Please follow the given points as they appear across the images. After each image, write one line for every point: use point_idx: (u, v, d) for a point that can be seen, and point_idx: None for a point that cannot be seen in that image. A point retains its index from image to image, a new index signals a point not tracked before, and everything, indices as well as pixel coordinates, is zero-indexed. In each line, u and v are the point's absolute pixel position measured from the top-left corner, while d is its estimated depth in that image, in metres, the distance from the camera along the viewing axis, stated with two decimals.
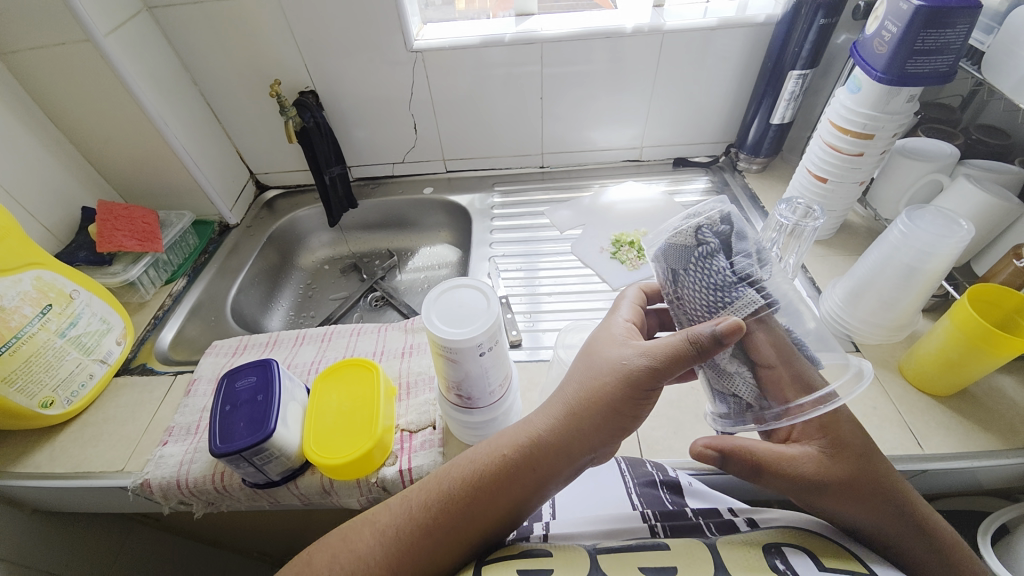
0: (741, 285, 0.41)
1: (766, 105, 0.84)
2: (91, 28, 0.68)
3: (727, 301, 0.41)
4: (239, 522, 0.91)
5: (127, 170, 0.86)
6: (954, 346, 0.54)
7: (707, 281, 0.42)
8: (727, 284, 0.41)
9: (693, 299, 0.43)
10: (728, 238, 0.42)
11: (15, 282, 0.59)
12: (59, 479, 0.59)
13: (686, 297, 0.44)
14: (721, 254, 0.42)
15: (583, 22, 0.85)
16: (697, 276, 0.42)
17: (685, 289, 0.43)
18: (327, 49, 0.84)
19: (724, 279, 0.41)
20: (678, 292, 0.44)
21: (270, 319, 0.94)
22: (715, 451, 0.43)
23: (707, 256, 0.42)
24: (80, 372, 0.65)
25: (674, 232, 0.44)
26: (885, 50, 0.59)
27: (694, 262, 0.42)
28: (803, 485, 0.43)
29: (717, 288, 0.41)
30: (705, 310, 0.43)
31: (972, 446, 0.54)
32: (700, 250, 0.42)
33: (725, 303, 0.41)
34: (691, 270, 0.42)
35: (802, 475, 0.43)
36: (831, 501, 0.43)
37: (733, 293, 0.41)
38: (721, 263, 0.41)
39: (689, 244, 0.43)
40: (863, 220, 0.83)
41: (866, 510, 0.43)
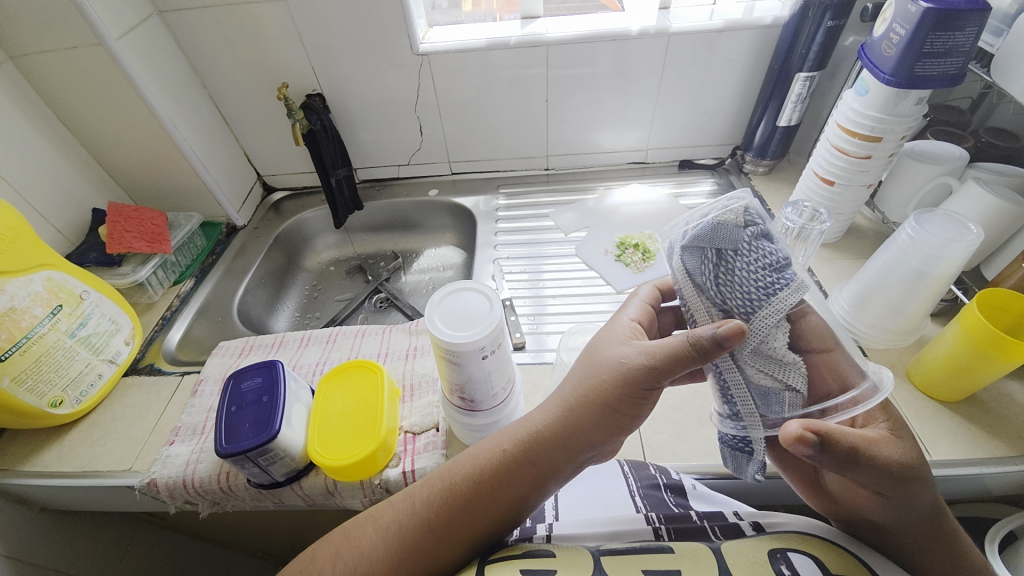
0: (789, 267, 0.40)
1: (773, 107, 0.84)
2: (102, 32, 0.69)
3: (781, 282, 0.40)
4: (243, 521, 0.92)
5: (137, 172, 0.87)
6: (962, 351, 0.54)
7: (760, 261, 0.40)
8: (778, 265, 0.40)
9: (743, 283, 0.40)
10: (767, 225, 0.42)
11: (26, 283, 0.60)
12: (67, 478, 0.60)
13: (734, 282, 0.41)
14: (766, 238, 0.41)
15: (588, 25, 0.85)
16: (749, 257, 0.40)
17: (732, 272, 0.41)
18: (334, 52, 0.85)
19: (775, 260, 0.40)
20: (721, 278, 0.41)
21: (276, 320, 0.95)
22: (813, 435, 0.36)
23: (758, 237, 0.40)
24: (89, 372, 0.66)
25: (718, 212, 0.42)
26: (893, 53, 0.58)
27: (747, 242, 0.40)
28: (888, 471, 0.38)
29: (771, 268, 0.40)
30: (755, 293, 0.40)
31: (980, 452, 0.54)
32: (751, 230, 0.41)
33: (780, 284, 0.39)
34: (743, 251, 0.40)
35: (890, 461, 0.38)
36: (901, 492, 0.39)
37: (785, 274, 0.40)
38: (769, 245, 0.40)
39: (740, 225, 0.41)
40: (870, 223, 0.82)
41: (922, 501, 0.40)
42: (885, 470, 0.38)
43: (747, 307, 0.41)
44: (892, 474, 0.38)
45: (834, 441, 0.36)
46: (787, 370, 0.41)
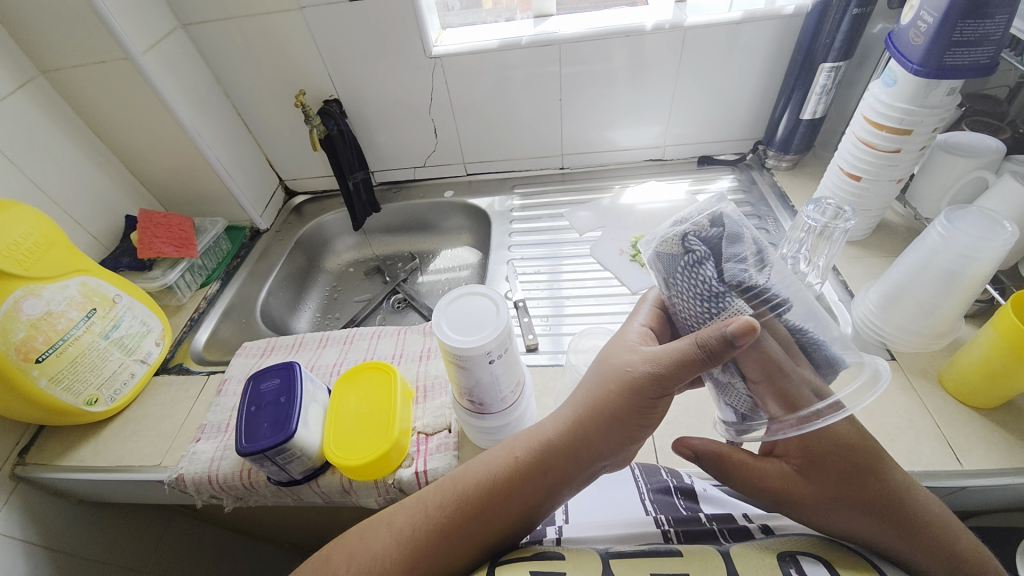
0: (730, 295, 0.38)
1: (796, 99, 0.81)
2: (129, 45, 0.72)
3: (719, 310, 0.38)
4: (268, 515, 0.96)
5: (165, 180, 0.91)
6: (997, 356, 0.51)
7: (695, 289, 0.39)
8: (716, 294, 0.38)
9: (685, 308, 0.41)
10: (718, 242, 0.39)
11: (62, 288, 0.64)
12: (102, 472, 0.64)
13: (680, 304, 0.41)
14: (710, 261, 0.38)
15: (602, 22, 0.84)
16: (687, 285, 0.39)
17: (678, 295, 0.41)
18: (351, 58, 0.86)
19: (712, 290, 0.38)
20: (674, 298, 0.42)
21: (298, 320, 0.97)
22: (691, 451, 0.47)
23: (696, 264, 0.38)
24: (122, 372, 0.69)
25: (661, 240, 0.41)
26: (921, 42, 0.55)
27: (682, 271, 0.39)
28: (776, 495, 0.45)
29: (705, 298, 0.38)
30: (698, 318, 0.41)
31: (1014, 461, 0.51)
32: (687, 258, 0.38)
33: (715, 313, 0.39)
34: (680, 279, 0.40)
35: (771, 487, 0.45)
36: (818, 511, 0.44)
37: (723, 302, 0.38)
38: (709, 272, 0.38)
39: (675, 254, 0.39)
40: (901, 219, 0.78)
41: (849, 515, 0.43)
42: (769, 492, 0.46)
43: (698, 325, 0.41)
44: (786, 496, 0.45)
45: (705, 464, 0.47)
46: (785, 374, 0.39)
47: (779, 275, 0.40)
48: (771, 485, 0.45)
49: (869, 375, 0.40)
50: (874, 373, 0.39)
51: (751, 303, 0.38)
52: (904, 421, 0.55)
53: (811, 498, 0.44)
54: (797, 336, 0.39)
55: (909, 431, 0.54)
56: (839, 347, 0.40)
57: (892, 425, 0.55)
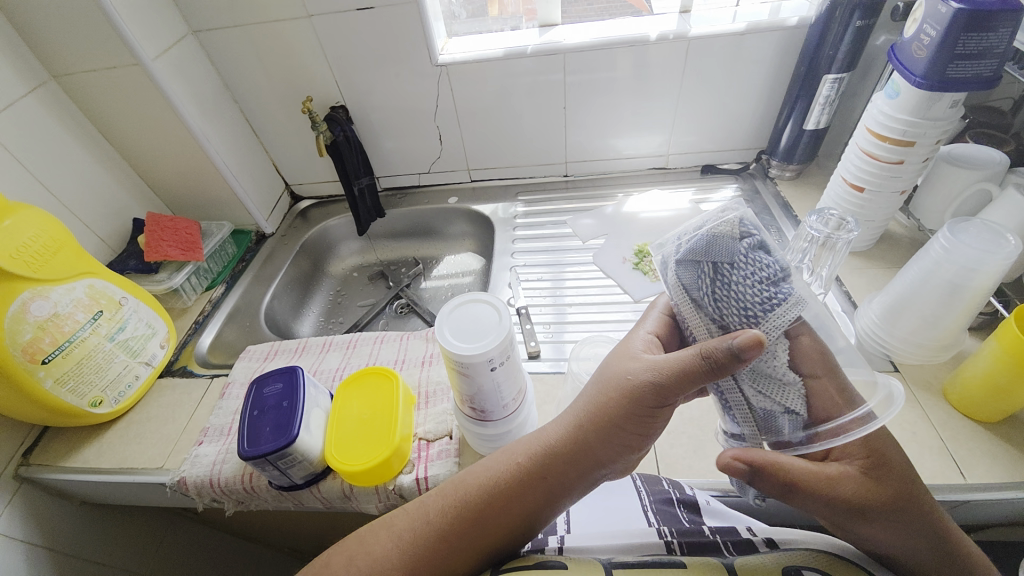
0: (784, 281, 0.39)
1: (799, 109, 0.81)
2: (139, 52, 0.73)
3: (777, 296, 0.38)
4: (268, 520, 0.96)
5: (172, 184, 0.92)
6: (1002, 371, 0.50)
7: (756, 274, 0.38)
8: (775, 277, 0.39)
9: (737, 298, 0.39)
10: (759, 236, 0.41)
11: (69, 290, 0.65)
12: (105, 474, 0.64)
13: (727, 297, 0.39)
14: (761, 250, 0.40)
15: (606, 31, 0.85)
16: (746, 269, 0.38)
17: (730, 284, 0.39)
18: (357, 65, 0.87)
19: (772, 274, 0.39)
20: (716, 291, 0.40)
21: (302, 324, 0.98)
22: (744, 465, 0.41)
23: (754, 248, 0.39)
24: (127, 374, 0.70)
25: (713, 225, 0.40)
26: (925, 54, 0.56)
27: (743, 254, 0.39)
28: (846, 507, 0.40)
29: (767, 281, 0.38)
30: (748, 311, 0.38)
31: (1019, 475, 0.50)
32: (746, 242, 0.39)
33: (775, 299, 0.38)
34: (737, 264, 0.39)
35: (841, 496, 0.39)
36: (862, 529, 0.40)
37: (781, 288, 0.38)
38: (767, 257, 0.39)
39: (734, 236, 0.39)
40: (905, 230, 0.78)
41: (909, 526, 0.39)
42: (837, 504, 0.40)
43: (743, 320, 0.39)
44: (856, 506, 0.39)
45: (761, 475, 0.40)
46: (785, 391, 0.40)
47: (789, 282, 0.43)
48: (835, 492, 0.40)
49: (883, 396, 0.39)
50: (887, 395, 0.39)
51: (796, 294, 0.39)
52: (907, 433, 0.55)
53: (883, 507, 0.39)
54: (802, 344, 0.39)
55: (912, 443, 0.54)
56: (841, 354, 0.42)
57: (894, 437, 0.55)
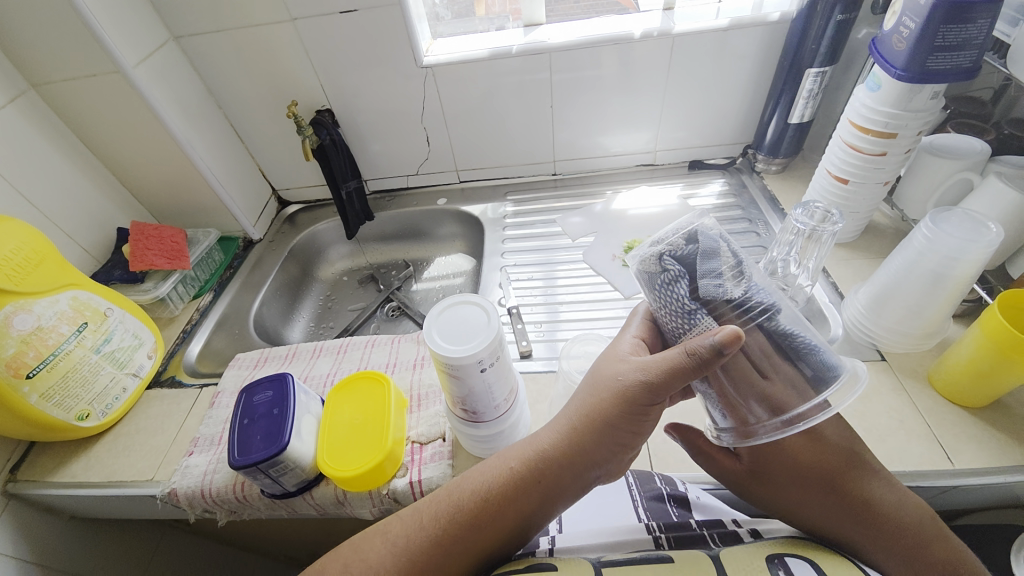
0: (702, 312, 0.39)
1: (784, 103, 0.82)
2: (119, 59, 0.72)
3: (691, 325, 0.40)
4: (263, 528, 0.95)
5: (157, 192, 0.91)
6: (984, 357, 0.51)
7: (669, 307, 0.40)
8: (688, 311, 0.39)
9: (664, 320, 0.43)
10: (694, 260, 0.39)
11: (52, 302, 0.64)
12: (94, 488, 0.63)
13: (660, 316, 0.43)
14: (684, 281, 0.39)
15: (591, 29, 0.85)
16: (662, 301, 0.40)
17: (658, 308, 0.42)
18: (342, 68, 0.86)
19: (684, 307, 0.39)
20: (655, 309, 0.43)
21: (292, 330, 0.97)
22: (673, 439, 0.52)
23: (670, 283, 0.39)
24: (114, 386, 0.69)
25: (639, 256, 0.41)
26: (904, 47, 0.56)
27: (658, 288, 0.40)
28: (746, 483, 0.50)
29: (679, 314, 0.40)
30: (675, 331, 0.42)
31: (1005, 459, 0.51)
32: (661, 277, 0.39)
33: (689, 327, 0.40)
34: (656, 295, 0.41)
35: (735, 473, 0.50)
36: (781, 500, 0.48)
37: (695, 318, 0.39)
38: (683, 291, 0.39)
39: (651, 272, 0.40)
40: (890, 221, 0.79)
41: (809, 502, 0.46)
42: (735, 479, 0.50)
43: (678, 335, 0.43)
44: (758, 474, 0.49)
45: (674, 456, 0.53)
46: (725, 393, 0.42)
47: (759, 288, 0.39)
48: (728, 470, 0.51)
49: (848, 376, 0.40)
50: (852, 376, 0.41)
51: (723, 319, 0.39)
52: (896, 422, 0.56)
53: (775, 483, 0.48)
54: (778, 341, 0.39)
55: (901, 431, 0.55)
56: (827, 352, 0.41)
57: (883, 426, 0.56)
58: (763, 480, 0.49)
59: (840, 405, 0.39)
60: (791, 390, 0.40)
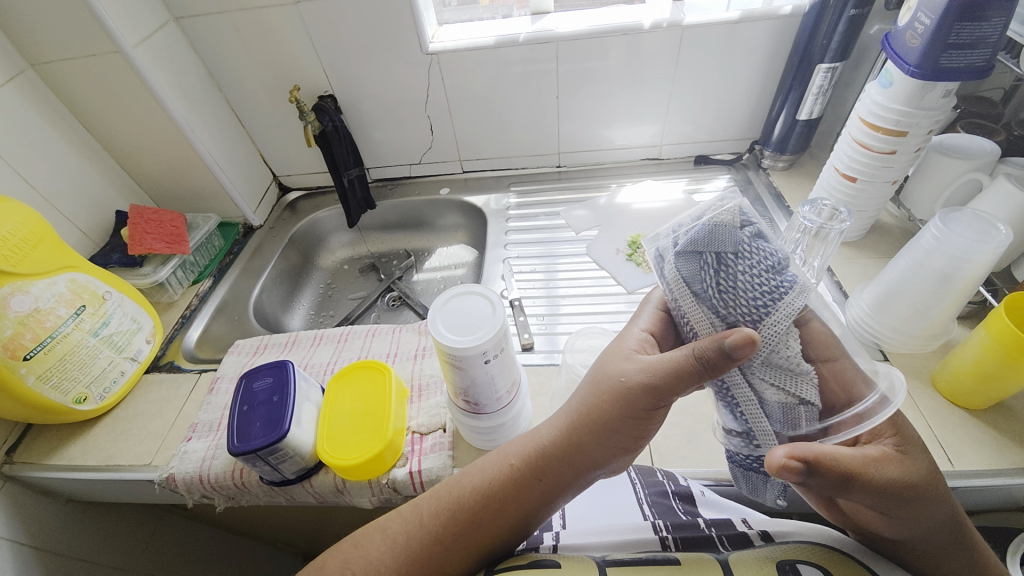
0: (786, 270, 0.40)
1: (792, 99, 0.81)
2: (119, 39, 0.71)
3: (783, 285, 0.38)
4: (261, 515, 0.95)
5: (156, 175, 0.90)
6: (990, 359, 0.51)
7: (761, 263, 0.39)
8: (778, 266, 0.39)
9: (744, 288, 0.39)
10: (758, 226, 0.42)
11: (49, 285, 0.63)
12: (91, 471, 0.63)
13: (735, 286, 0.39)
14: (763, 239, 0.40)
15: (599, 20, 0.84)
16: (750, 258, 0.39)
17: (734, 275, 0.39)
18: (345, 53, 0.85)
19: (774, 262, 0.39)
20: (723, 283, 0.39)
21: (292, 318, 0.96)
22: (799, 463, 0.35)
23: (755, 239, 0.40)
24: (112, 369, 0.68)
25: (713, 215, 0.40)
26: (918, 43, 0.55)
27: (747, 243, 0.39)
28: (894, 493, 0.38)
29: (772, 269, 0.39)
30: (754, 298, 0.39)
31: (1006, 462, 0.51)
32: (750, 230, 0.40)
33: (781, 286, 0.38)
34: (743, 253, 0.39)
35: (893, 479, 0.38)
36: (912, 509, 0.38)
37: (785, 275, 0.39)
38: (767, 246, 0.40)
39: (736, 226, 0.39)
40: (896, 220, 0.79)
41: (936, 510, 0.39)
42: (886, 489, 0.38)
43: (754, 310, 0.39)
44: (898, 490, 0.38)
45: (823, 469, 0.36)
46: (799, 381, 0.40)
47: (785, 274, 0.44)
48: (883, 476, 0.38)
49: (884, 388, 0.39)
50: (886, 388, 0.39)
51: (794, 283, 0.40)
52: None
53: (919, 490, 0.38)
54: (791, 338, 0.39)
55: None
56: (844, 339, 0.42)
57: None
58: (914, 488, 0.38)
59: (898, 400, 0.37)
60: (842, 385, 0.41)
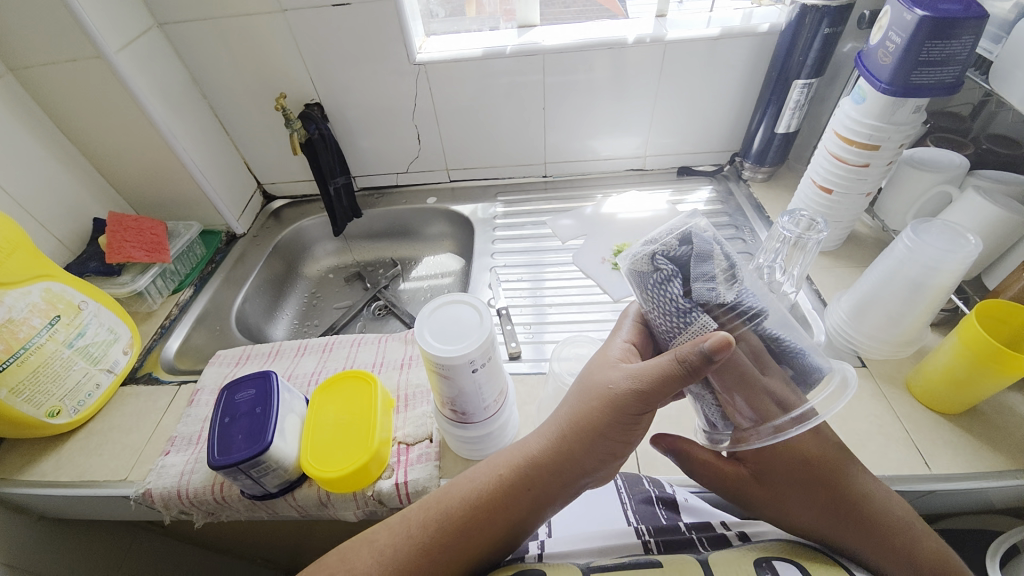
0: (697, 312, 0.39)
1: (771, 113, 0.83)
2: (101, 44, 0.70)
3: (684, 326, 0.40)
4: (241, 531, 0.92)
5: (137, 182, 0.88)
6: (960, 363, 0.53)
7: (665, 307, 0.40)
8: (683, 311, 0.39)
9: (658, 321, 0.43)
10: (686, 260, 0.39)
11: (24, 294, 0.61)
12: (63, 488, 0.60)
13: (653, 317, 0.43)
14: (677, 281, 0.39)
15: (585, 33, 0.85)
16: (656, 302, 0.41)
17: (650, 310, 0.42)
18: (333, 62, 0.85)
19: (678, 307, 0.39)
20: (647, 313, 0.44)
21: (275, 328, 0.95)
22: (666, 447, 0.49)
23: (663, 284, 0.39)
24: (87, 382, 0.66)
25: (631, 258, 0.41)
26: (890, 61, 0.58)
27: (651, 288, 0.40)
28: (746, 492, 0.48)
29: (674, 314, 0.40)
30: (670, 331, 0.42)
31: (980, 465, 0.53)
32: (654, 277, 0.39)
33: (684, 328, 0.40)
34: (650, 295, 0.41)
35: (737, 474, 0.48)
36: (772, 501, 0.47)
37: (690, 319, 0.39)
38: (676, 290, 0.39)
39: (644, 273, 0.40)
40: (871, 231, 0.81)
41: (800, 506, 0.46)
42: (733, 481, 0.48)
43: (672, 339, 0.43)
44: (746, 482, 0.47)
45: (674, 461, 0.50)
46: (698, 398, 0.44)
47: (750, 291, 0.39)
48: (729, 475, 0.48)
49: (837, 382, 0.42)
50: (841, 381, 0.42)
51: (718, 319, 0.39)
52: (875, 426, 0.57)
53: (770, 483, 0.47)
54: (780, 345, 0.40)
55: (880, 435, 0.56)
56: (816, 355, 0.41)
57: (863, 430, 0.57)
58: (768, 482, 0.47)
59: (829, 412, 0.40)
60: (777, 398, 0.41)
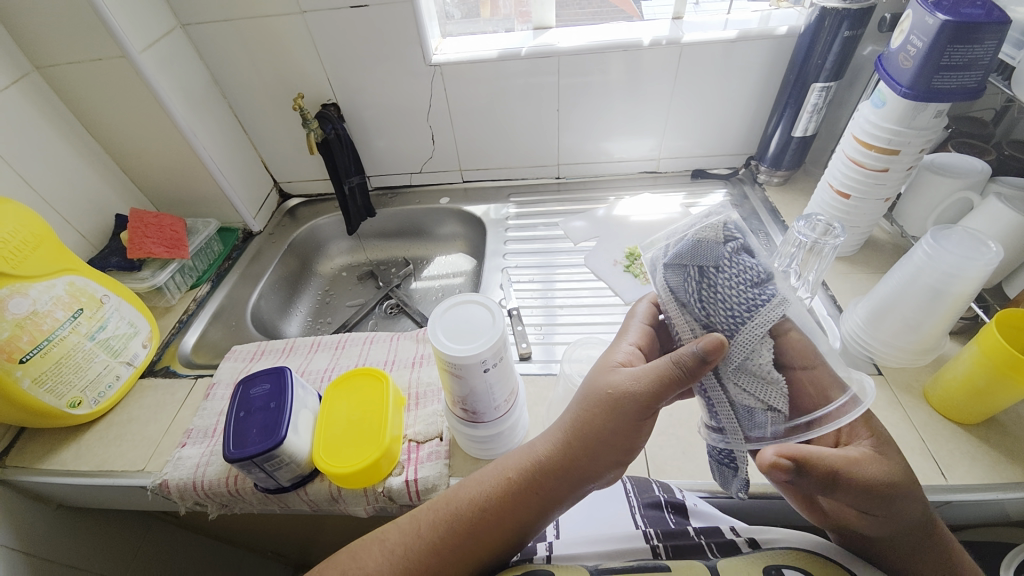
0: (768, 283, 0.41)
1: (788, 116, 0.82)
2: (126, 44, 0.72)
3: (762, 299, 0.40)
4: (253, 524, 0.94)
5: (158, 178, 0.90)
6: (981, 373, 0.52)
7: (740, 276, 0.40)
8: (759, 281, 0.40)
9: (725, 299, 0.40)
10: (745, 240, 0.43)
11: (48, 287, 0.63)
12: (83, 477, 0.62)
13: (716, 295, 0.41)
14: (745, 253, 0.42)
15: (598, 35, 0.85)
16: (729, 273, 0.41)
17: (716, 287, 0.41)
18: (350, 63, 0.86)
19: (754, 276, 0.40)
20: (704, 292, 0.41)
21: (289, 325, 0.96)
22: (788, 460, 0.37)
23: (737, 252, 0.41)
24: (108, 373, 0.68)
25: (697, 230, 0.43)
26: (911, 65, 0.57)
27: (726, 259, 0.41)
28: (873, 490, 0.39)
29: (751, 282, 0.40)
30: (737, 307, 0.40)
31: (999, 477, 0.52)
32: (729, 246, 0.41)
33: (759, 300, 0.40)
34: (722, 268, 0.41)
35: (868, 476, 0.39)
36: (896, 506, 0.39)
37: (765, 289, 0.40)
38: (748, 260, 0.41)
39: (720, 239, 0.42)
40: (889, 236, 0.80)
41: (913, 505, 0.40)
42: (869, 489, 0.39)
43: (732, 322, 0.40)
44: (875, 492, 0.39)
45: (804, 467, 0.38)
46: (767, 389, 0.41)
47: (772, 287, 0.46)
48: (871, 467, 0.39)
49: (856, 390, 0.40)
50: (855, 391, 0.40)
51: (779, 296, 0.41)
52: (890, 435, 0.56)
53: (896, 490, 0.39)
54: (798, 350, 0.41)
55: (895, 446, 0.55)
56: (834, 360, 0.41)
57: None
58: (891, 484, 0.39)
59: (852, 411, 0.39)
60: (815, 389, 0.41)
